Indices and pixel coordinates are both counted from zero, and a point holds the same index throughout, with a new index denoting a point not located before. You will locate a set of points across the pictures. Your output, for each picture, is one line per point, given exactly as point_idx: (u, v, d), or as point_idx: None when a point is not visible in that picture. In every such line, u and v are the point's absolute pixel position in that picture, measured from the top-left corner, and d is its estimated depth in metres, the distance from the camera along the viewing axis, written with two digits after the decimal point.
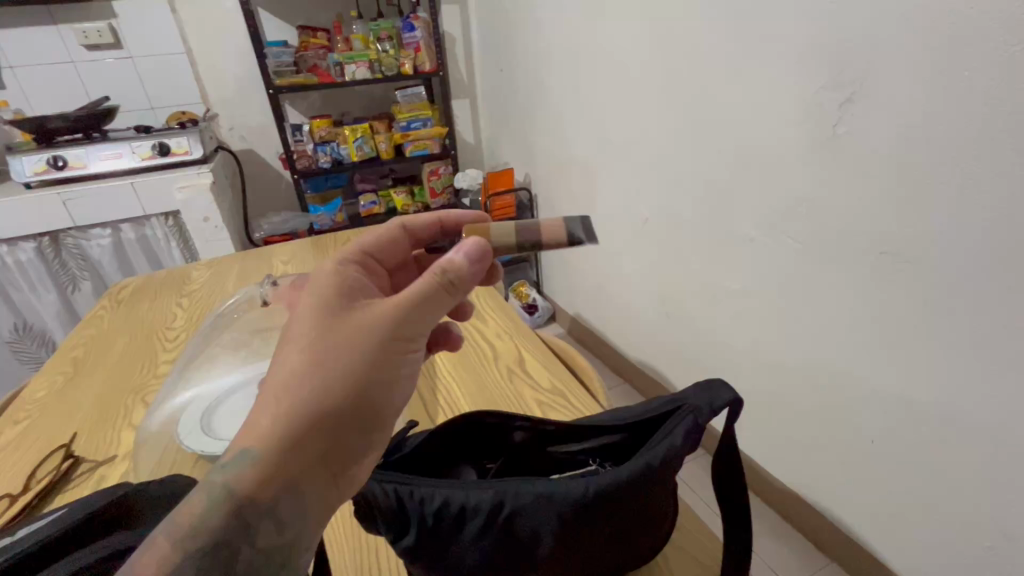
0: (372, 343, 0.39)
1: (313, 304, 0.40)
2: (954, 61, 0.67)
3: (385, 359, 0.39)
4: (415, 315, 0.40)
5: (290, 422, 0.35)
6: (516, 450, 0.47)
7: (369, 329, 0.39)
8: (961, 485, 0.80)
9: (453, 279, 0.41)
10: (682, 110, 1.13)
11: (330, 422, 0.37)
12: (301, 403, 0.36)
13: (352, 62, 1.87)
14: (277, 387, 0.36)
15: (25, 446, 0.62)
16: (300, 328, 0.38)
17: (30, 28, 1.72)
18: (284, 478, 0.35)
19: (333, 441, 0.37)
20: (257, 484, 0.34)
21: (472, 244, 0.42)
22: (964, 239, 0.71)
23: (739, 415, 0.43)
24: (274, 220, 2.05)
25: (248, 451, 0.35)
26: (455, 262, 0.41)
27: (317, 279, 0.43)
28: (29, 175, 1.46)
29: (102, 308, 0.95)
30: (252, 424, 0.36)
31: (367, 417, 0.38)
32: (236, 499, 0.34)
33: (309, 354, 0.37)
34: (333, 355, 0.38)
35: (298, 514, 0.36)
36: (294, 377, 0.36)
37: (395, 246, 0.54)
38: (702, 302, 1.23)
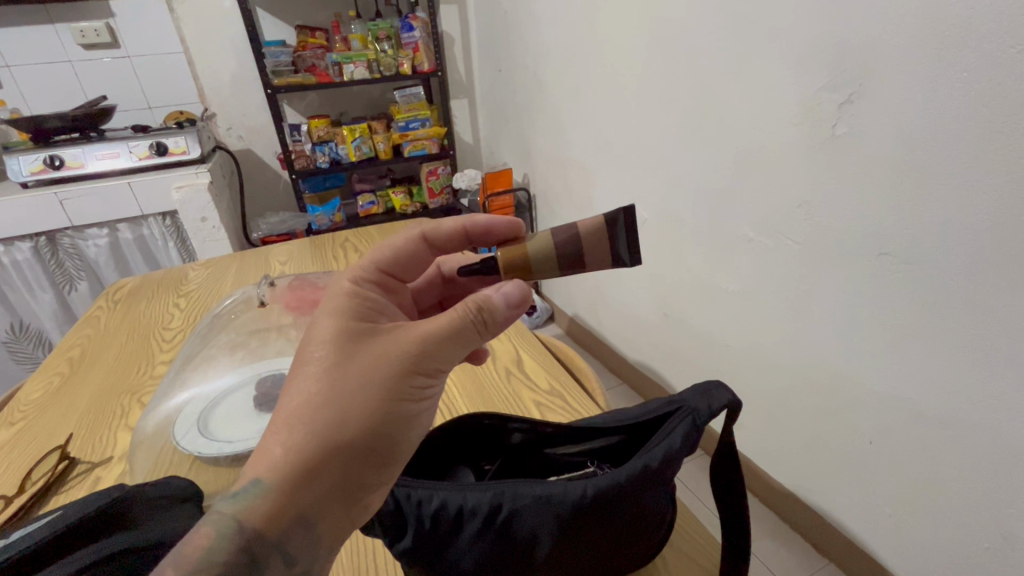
0: (389, 376, 0.38)
1: (331, 333, 0.40)
2: (953, 62, 0.67)
3: (403, 393, 0.38)
4: (435, 348, 0.40)
5: (302, 453, 0.35)
6: (513, 452, 0.47)
7: (386, 360, 0.39)
8: (959, 486, 0.80)
9: (473, 313, 0.41)
10: (680, 110, 1.13)
11: (343, 455, 0.36)
12: (314, 434, 0.36)
13: (350, 62, 1.87)
14: (291, 416, 0.36)
15: (21, 447, 0.62)
16: (318, 356, 0.39)
17: (26, 27, 1.71)
18: (294, 510, 0.35)
19: (346, 474, 0.36)
20: (266, 514, 0.34)
21: (512, 287, 0.42)
22: (962, 240, 0.71)
23: (738, 417, 0.43)
24: (272, 220, 2.05)
25: (260, 480, 0.35)
26: (492, 301, 0.41)
27: (336, 305, 0.43)
28: (25, 175, 1.45)
29: (98, 308, 0.95)
30: (265, 452, 0.36)
31: (384, 453, 0.38)
32: (245, 529, 0.34)
33: (326, 384, 0.37)
34: (349, 386, 0.37)
35: (308, 546, 0.35)
36: (309, 407, 0.36)
37: (417, 262, 0.53)
38: (700, 303, 1.23)
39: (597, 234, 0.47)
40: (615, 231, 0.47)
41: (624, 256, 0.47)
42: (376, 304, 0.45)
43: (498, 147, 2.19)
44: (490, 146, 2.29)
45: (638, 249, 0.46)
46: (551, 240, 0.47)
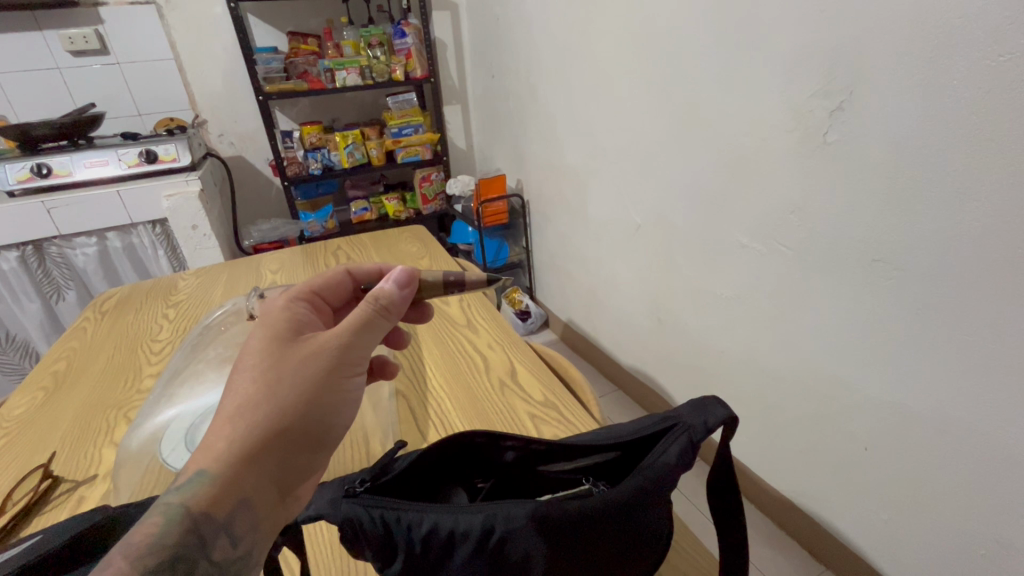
0: (320, 368, 0.42)
1: (265, 339, 0.43)
2: (943, 72, 0.68)
3: (333, 382, 0.42)
4: (357, 339, 0.44)
5: (243, 442, 0.37)
6: (507, 470, 0.45)
7: (315, 356, 0.42)
8: (954, 492, 0.80)
9: (377, 302, 0.46)
10: (671, 117, 1.14)
11: (282, 442, 0.39)
12: (256, 423, 0.38)
13: (342, 68, 1.86)
14: (231, 413, 0.38)
15: (3, 466, 0.60)
16: (255, 358, 0.41)
17: (13, 34, 1.69)
18: (238, 498, 0.36)
19: (287, 459, 0.39)
20: (214, 498, 0.35)
21: (399, 272, 0.48)
22: (956, 246, 0.71)
23: (733, 435, 0.42)
24: (264, 227, 2.03)
25: (203, 471, 0.35)
26: (387, 290, 0.46)
27: (266, 318, 0.45)
28: (11, 184, 1.43)
29: (85, 320, 0.93)
30: (208, 448, 0.37)
31: (316, 439, 0.41)
32: (194, 513, 0.34)
33: (263, 379, 0.40)
34: (285, 381, 0.40)
35: (252, 528, 0.36)
36: (248, 402, 0.39)
37: (342, 287, 0.56)
38: (693, 308, 1.23)
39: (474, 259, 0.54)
40: None
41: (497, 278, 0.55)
42: (305, 315, 0.47)
43: (491, 153, 2.19)
44: (484, 152, 2.28)
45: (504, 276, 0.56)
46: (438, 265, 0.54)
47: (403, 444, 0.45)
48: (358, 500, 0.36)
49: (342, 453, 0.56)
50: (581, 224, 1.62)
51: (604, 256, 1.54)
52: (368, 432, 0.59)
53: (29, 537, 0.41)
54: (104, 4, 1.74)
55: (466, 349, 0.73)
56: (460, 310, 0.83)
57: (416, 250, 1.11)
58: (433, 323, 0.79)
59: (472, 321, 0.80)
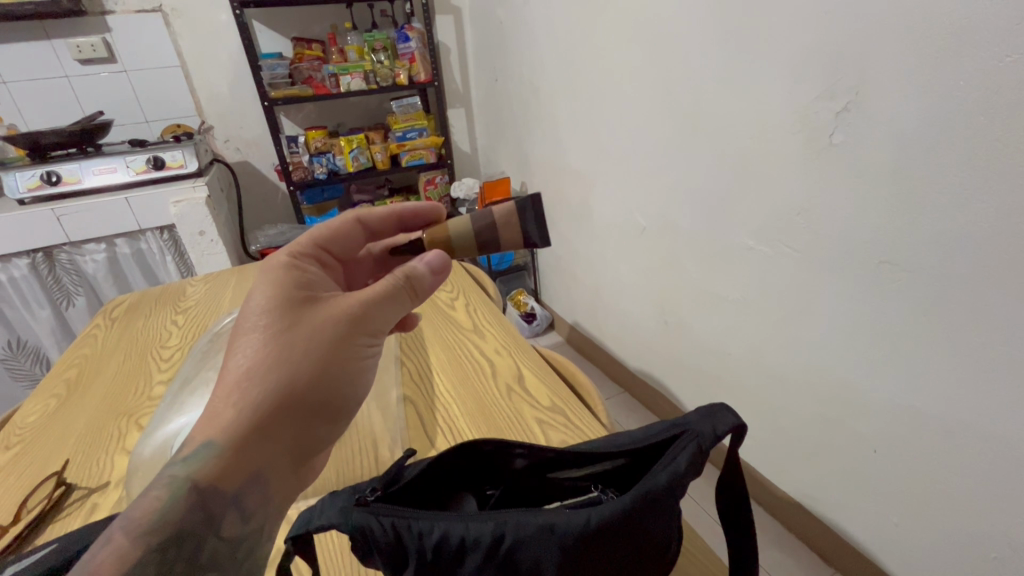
0: (334, 337, 0.44)
1: (271, 303, 0.44)
2: (949, 72, 0.68)
3: (345, 351, 0.44)
4: (370, 312, 0.46)
5: (253, 411, 0.39)
6: (517, 478, 0.44)
7: (329, 325, 0.44)
8: (964, 495, 0.79)
9: (404, 279, 0.49)
10: (676, 120, 1.13)
11: (293, 410, 0.41)
12: (266, 391, 0.40)
13: (346, 73, 1.88)
14: (239, 381, 0.40)
15: (17, 474, 0.61)
16: (263, 323, 0.42)
17: (23, 43, 1.71)
18: (249, 469, 0.38)
19: (298, 426, 0.41)
20: (222, 474, 0.37)
21: (434, 257, 0.51)
22: (963, 248, 0.71)
23: (742, 443, 0.42)
24: (270, 233, 2.04)
25: (211, 441, 0.38)
26: (419, 270, 0.50)
27: (273, 278, 0.46)
28: (22, 192, 1.45)
29: (95, 327, 0.94)
30: (214, 417, 0.38)
31: (327, 406, 0.43)
32: (201, 488, 0.36)
33: (273, 347, 0.41)
34: (296, 349, 0.42)
35: (263, 502, 0.39)
36: (256, 370, 0.40)
37: (350, 240, 0.56)
38: (699, 310, 1.23)
39: (508, 219, 0.52)
40: (523, 206, 0.52)
41: (536, 240, 0.52)
42: (313, 276, 0.49)
43: (495, 156, 2.20)
44: (488, 155, 2.29)
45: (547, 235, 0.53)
46: (471, 222, 0.53)
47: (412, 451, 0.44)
48: (369, 508, 0.36)
49: (351, 458, 0.57)
50: (586, 226, 1.61)
51: (609, 259, 1.54)
52: (377, 439, 0.59)
53: (45, 546, 0.42)
54: (111, 13, 1.76)
55: (473, 354, 0.73)
56: (466, 314, 0.83)
57: None
58: (438, 328, 0.80)
59: (479, 326, 0.80)
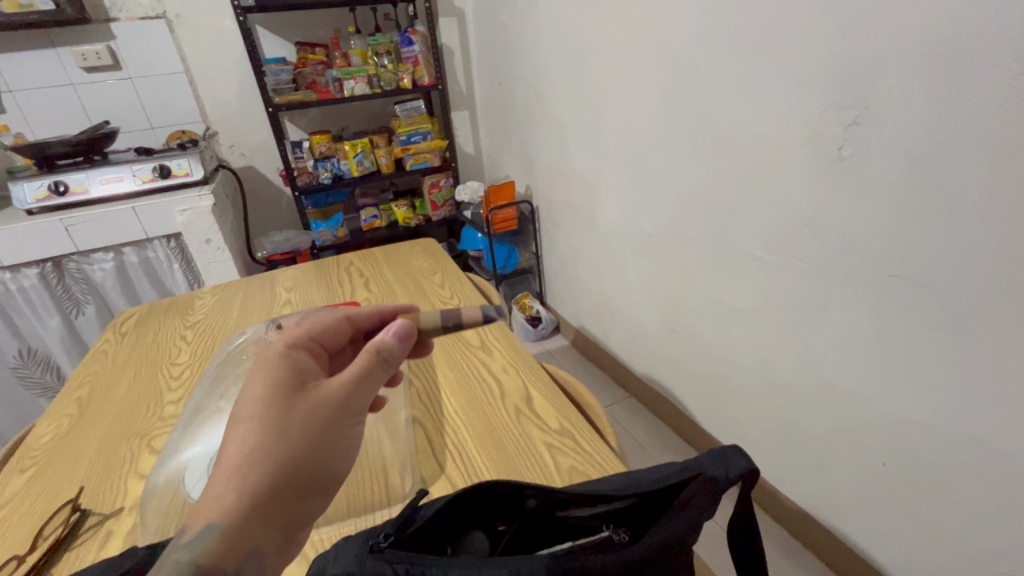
0: (325, 418, 0.44)
1: (266, 388, 0.44)
2: (961, 87, 0.67)
3: (336, 430, 0.45)
4: (358, 391, 0.47)
5: (249, 495, 0.39)
6: (529, 517, 0.44)
7: (320, 407, 0.45)
8: (976, 512, 0.79)
9: (377, 354, 0.49)
10: (684, 127, 1.13)
11: (289, 490, 0.41)
12: (261, 476, 0.40)
13: (350, 78, 1.88)
14: (236, 466, 0.40)
15: (33, 498, 0.61)
16: (257, 407, 0.43)
17: (29, 52, 1.72)
18: (246, 548, 0.38)
19: (294, 505, 0.42)
20: (223, 553, 0.37)
21: (399, 324, 0.51)
22: (975, 264, 0.70)
23: (755, 486, 0.42)
24: (276, 238, 2.04)
25: (213, 525, 0.37)
26: (387, 341, 0.50)
27: (267, 363, 0.46)
28: (30, 202, 1.46)
29: (105, 341, 0.95)
30: (214, 502, 0.38)
31: (319, 485, 0.44)
32: (205, 569, 0.36)
33: (268, 431, 0.42)
34: (289, 432, 0.42)
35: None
36: (253, 455, 0.40)
37: (340, 332, 0.57)
38: (707, 318, 1.22)
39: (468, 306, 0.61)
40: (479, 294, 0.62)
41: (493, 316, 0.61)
42: (303, 359, 0.49)
43: (500, 158, 2.19)
44: (492, 157, 2.28)
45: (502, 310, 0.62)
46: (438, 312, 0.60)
47: (424, 492, 0.44)
48: (383, 556, 0.36)
49: (362, 484, 0.57)
50: (592, 231, 1.61)
51: (616, 264, 1.53)
52: (387, 463, 0.59)
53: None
54: (116, 20, 1.76)
55: (481, 373, 0.73)
56: (473, 331, 0.83)
57: (428, 265, 1.12)
58: (447, 346, 0.80)
59: (487, 343, 0.80)
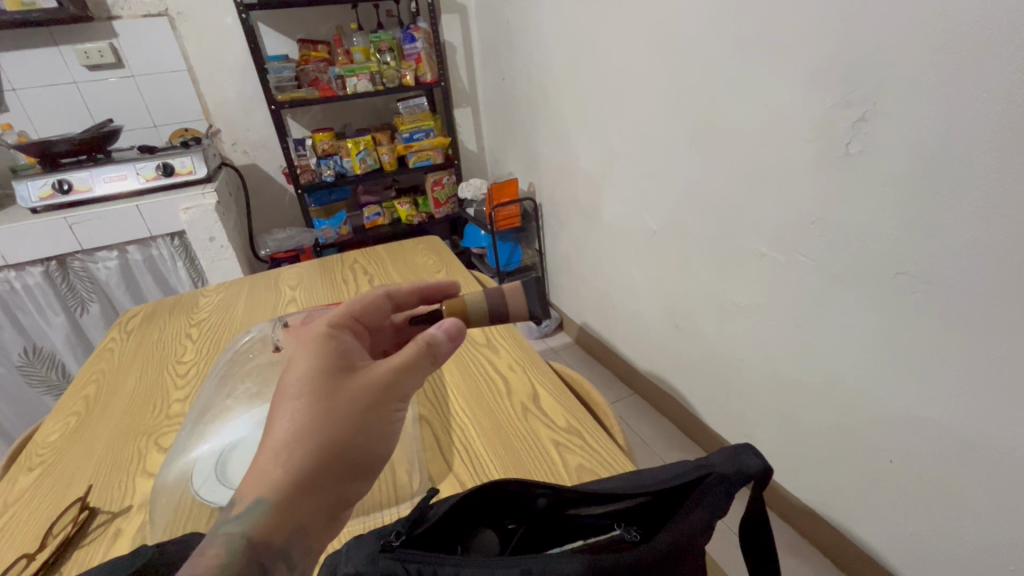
0: (372, 401, 0.43)
1: (313, 369, 0.43)
2: (972, 82, 0.66)
3: (383, 413, 0.43)
4: (407, 375, 0.45)
5: (296, 473, 0.39)
6: (539, 516, 0.44)
7: (367, 390, 0.43)
8: (985, 510, 0.78)
9: (426, 349, 0.45)
10: (689, 124, 1.12)
11: (334, 470, 0.40)
12: (307, 454, 0.39)
13: (352, 75, 1.87)
14: (283, 443, 0.39)
15: (41, 497, 0.61)
16: (304, 387, 0.42)
17: (31, 50, 1.72)
18: (292, 524, 0.38)
19: (339, 487, 0.41)
20: (271, 528, 0.36)
21: (451, 322, 0.46)
22: (985, 261, 0.70)
23: (767, 486, 0.41)
24: (279, 236, 2.04)
25: (262, 499, 0.37)
26: (437, 337, 0.45)
27: (314, 344, 0.45)
28: (34, 201, 1.47)
29: (112, 339, 0.95)
30: (262, 477, 0.38)
31: (365, 468, 0.42)
32: (255, 544, 0.35)
33: (314, 410, 0.41)
34: (336, 413, 0.41)
35: (306, 555, 0.38)
36: (300, 432, 0.40)
37: (381, 310, 0.54)
38: (712, 315, 1.22)
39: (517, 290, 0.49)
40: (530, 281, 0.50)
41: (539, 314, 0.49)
42: (349, 342, 0.47)
43: (502, 155, 2.18)
44: (495, 154, 2.27)
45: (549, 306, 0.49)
46: (484, 293, 0.49)
47: (434, 491, 0.44)
48: (394, 555, 0.36)
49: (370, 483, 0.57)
50: (595, 228, 1.60)
51: (620, 261, 1.53)
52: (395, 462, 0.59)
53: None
54: (118, 18, 1.76)
55: (487, 370, 0.73)
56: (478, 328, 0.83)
57: (432, 263, 1.12)
58: None
59: (492, 340, 0.80)
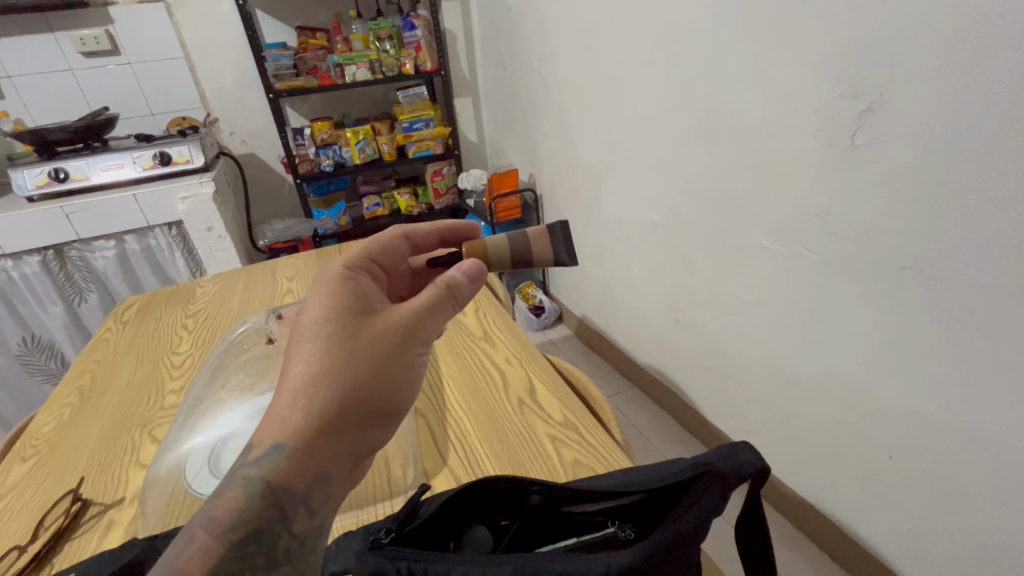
0: (391, 345, 0.43)
1: (330, 312, 0.42)
2: (983, 73, 0.64)
3: (402, 358, 0.43)
4: (425, 320, 0.45)
5: (317, 416, 0.38)
6: (533, 513, 0.43)
7: (386, 334, 0.43)
8: (985, 506, 0.78)
9: (445, 289, 0.47)
10: (691, 115, 1.10)
11: (355, 414, 0.40)
12: (327, 398, 0.39)
13: (352, 63, 1.85)
14: (302, 385, 0.39)
15: (34, 487, 0.61)
16: (323, 329, 0.41)
17: (26, 37, 1.70)
18: (314, 467, 0.38)
19: (359, 431, 0.40)
20: (293, 472, 0.36)
21: (469, 265, 0.49)
22: (992, 256, 0.69)
23: (764, 486, 0.41)
24: (277, 226, 2.04)
25: (282, 443, 0.37)
26: (455, 279, 0.48)
27: (330, 286, 0.44)
28: (30, 189, 1.45)
29: (107, 329, 0.95)
30: (282, 420, 0.38)
31: (384, 413, 0.42)
32: (274, 488, 0.36)
33: (333, 352, 0.40)
34: (356, 356, 0.41)
35: (326, 498, 0.38)
36: (319, 375, 0.39)
37: (395, 253, 0.55)
38: (712, 308, 1.21)
39: (540, 236, 0.54)
40: (554, 228, 0.54)
41: (565, 260, 0.54)
42: (365, 285, 0.47)
43: (503, 145, 2.16)
44: (495, 144, 2.25)
45: (575, 252, 0.54)
46: (507, 238, 0.54)
47: (427, 486, 0.44)
48: (384, 552, 0.35)
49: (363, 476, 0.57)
50: (596, 220, 1.59)
51: (620, 254, 1.52)
52: (389, 455, 0.59)
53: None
54: (113, 4, 1.74)
55: (484, 363, 0.73)
56: (476, 321, 0.82)
57: None
58: (449, 336, 0.79)
59: (489, 333, 0.79)
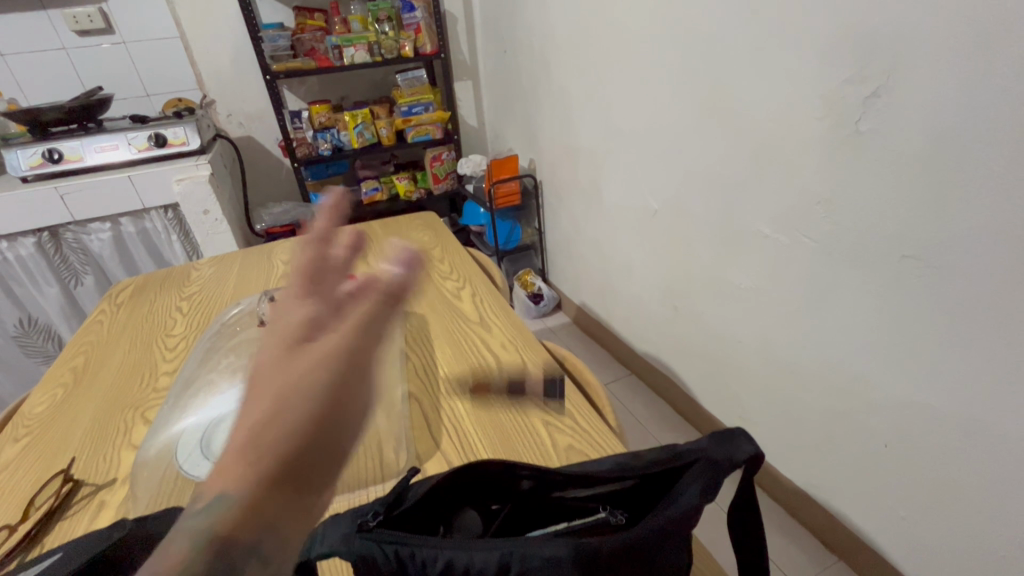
0: (344, 357, 0.33)
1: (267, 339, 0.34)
2: (991, 57, 0.63)
3: (360, 368, 0.33)
4: (379, 320, 0.36)
5: (262, 461, 0.28)
6: (524, 497, 0.43)
7: (337, 346, 0.33)
8: (978, 495, 0.78)
9: (389, 285, 0.38)
10: (693, 100, 1.09)
11: (312, 445, 0.30)
12: (270, 436, 0.29)
13: (350, 45, 1.81)
14: (239, 430, 0.29)
15: (26, 467, 0.61)
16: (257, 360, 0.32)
17: (18, 14, 1.66)
18: (263, 522, 0.28)
19: (315, 466, 0.30)
20: (235, 529, 0.27)
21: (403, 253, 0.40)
22: (994, 245, 0.68)
23: (757, 472, 0.40)
24: (274, 210, 2.02)
25: (218, 505, 0.27)
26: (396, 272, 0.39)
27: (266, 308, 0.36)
28: (25, 169, 1.44)
29: (101, 311, 0.94)
30: (222, 477, 0.28)
31: (346, 439, 0.32)
32: (219, 548, 0.26)
33: (274, 383, 0.31)
34: (304, 379, 0.31)
35: (287, 556, 0.28)
36: (259, 412, 0.30)
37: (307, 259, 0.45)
38: (710, 296, 1.21)
39: None
40: None
41: None
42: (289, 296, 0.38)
43: (503, 130, 2.14)
44: (495, 129, 2.23)
45: None
46: None
47: (418, 470, 0.43)
48: (373, 535, 0.35)
49: (355, 459, 0.56)
50: (596, 207, 1.57)
51: (619, 241, 1.51)
52: (382, 440, 0.59)
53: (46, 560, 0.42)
54: None
55: (480, 348, 0.72)
56: (473, 307, 0.82)
57: (427, 239, 1.10)
58: (444, 321, 0.79)
59: (485, 319, 0.79)
